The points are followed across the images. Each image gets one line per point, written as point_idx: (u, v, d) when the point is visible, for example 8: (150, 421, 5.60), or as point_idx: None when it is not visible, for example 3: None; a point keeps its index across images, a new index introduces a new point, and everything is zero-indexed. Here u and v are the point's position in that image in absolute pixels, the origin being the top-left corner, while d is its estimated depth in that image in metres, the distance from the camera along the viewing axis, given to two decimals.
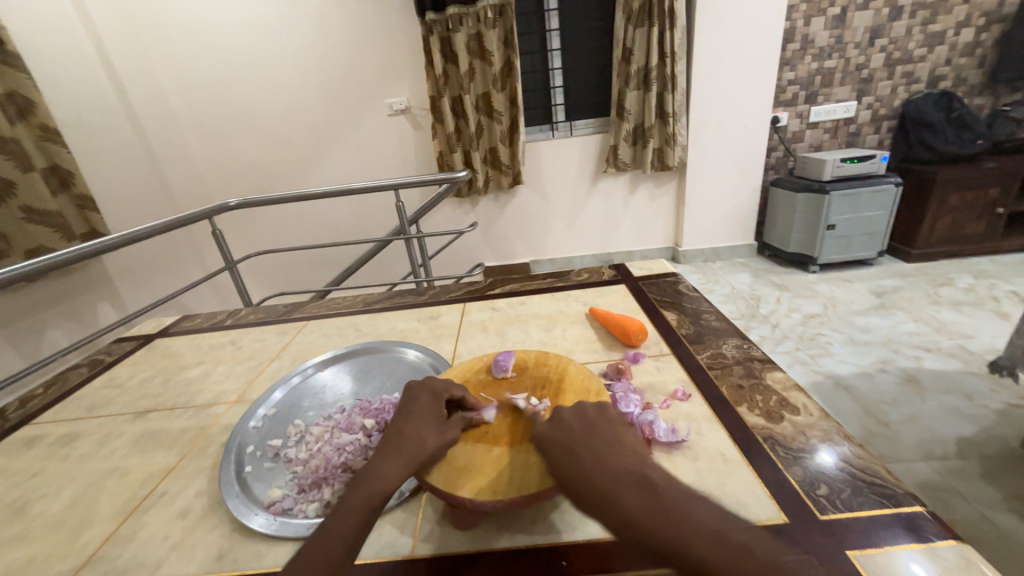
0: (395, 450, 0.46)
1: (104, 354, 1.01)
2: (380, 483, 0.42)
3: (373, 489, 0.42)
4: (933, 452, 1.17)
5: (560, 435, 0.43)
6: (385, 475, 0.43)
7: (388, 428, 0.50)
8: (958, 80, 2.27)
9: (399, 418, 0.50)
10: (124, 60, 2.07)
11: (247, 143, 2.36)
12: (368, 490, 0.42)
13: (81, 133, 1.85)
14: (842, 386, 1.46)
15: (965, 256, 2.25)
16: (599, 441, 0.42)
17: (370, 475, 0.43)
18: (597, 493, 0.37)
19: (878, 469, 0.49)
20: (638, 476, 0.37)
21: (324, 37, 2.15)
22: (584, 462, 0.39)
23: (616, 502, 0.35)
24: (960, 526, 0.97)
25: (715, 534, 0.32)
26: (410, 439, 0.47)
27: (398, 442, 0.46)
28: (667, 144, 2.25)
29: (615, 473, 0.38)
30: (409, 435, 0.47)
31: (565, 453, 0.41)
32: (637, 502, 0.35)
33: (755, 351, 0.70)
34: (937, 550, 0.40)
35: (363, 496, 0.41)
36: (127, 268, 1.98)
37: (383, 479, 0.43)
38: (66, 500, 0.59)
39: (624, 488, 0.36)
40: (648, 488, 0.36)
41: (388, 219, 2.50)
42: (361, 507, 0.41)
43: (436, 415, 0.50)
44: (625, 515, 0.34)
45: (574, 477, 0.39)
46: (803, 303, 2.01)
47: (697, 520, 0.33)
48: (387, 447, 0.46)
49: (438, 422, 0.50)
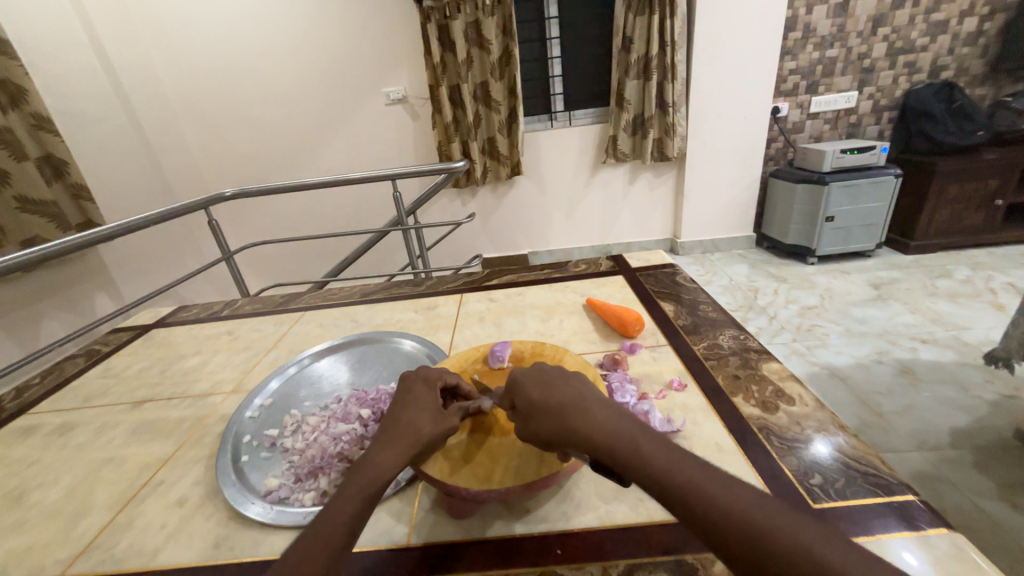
0: (391, 439, 0.45)
1: (100, 344, 1.01)
2: (378, 471, 0.42)
3: (371, 478, 0.42)
4: (927, 441, 1.18)
5: (538, 365, 0.47)
6: (381, 464, 0.43)
7: (384, 417, 0.49)
8: (961, 70, 2.25)
9: (395, 406, 0.50)
10: (117, 47, 2.04)
11: (242, 133, 2.34)
12: (365, 480, 0.42)
13: (74, 122, 1.83)
14: (838, 376, 1.47)
15: (963, 248, 2.25)
16: (573, 374, 0.46)
17: (367, 465, 0.43)
18: (566, 407, 0.41)
19: (871, 459, 0.49)
20: (606, 401, 0.42)
21: (320, 24, 2.11)
22: (556, 386, 0.43)
23: (583, 416, 0.40)
24: (951, 514, 0.99)
25: (666, 446, 0.37)
26: (405, 427, 0.47)
27: (393, 431, 0.46)
28: (667, 135, 2.23)
29: (587, 398, 0.42)
30: (405, 424, 0.47)
31: (539, 379, 0.45)
32: (604, 418, 0.40)
33: (751, 341, 0.70)
34: (929, 539, 0.40)
35: (361, 484, 0.41)
36: (124, 258, 1.97)
37: (380, 469, 0.42)
38: (63, 489, 0.59)
39: (593, 407, 0.41)
40: (614, 409, 0.41)
41: (385, 210, 2.49)
42: (358, 496, 0.41)
43: (432, 403, 0.50)
44: (589, 426, 0.39)
45: (545, 396, 0.43)
46: (800, 295, 2.01)
47: (654, 435, 0.38)
48: (383, 437, 0.46)
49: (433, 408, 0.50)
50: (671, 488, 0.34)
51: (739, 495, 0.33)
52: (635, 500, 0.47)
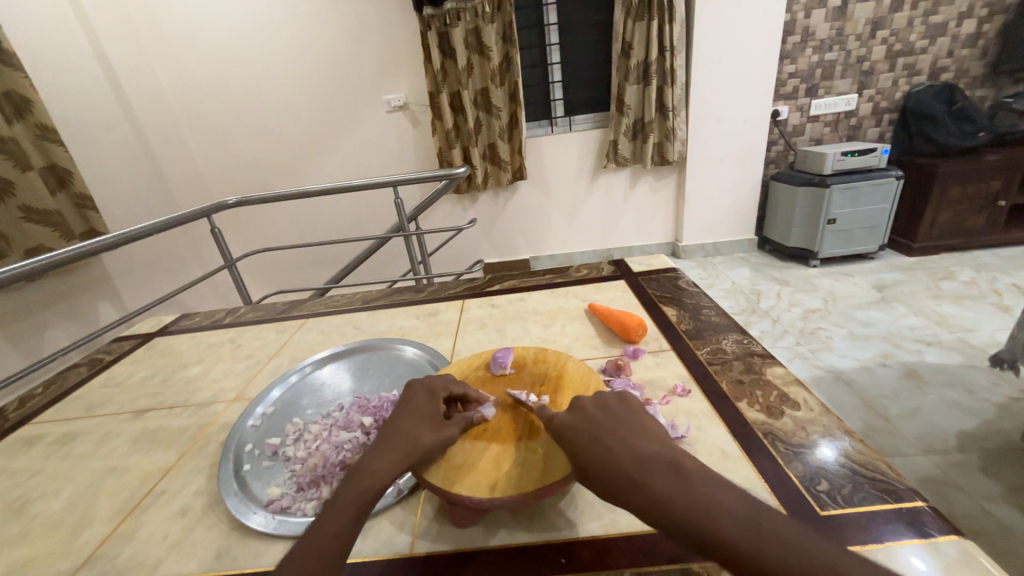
0: (389, 447, 0.45)
1: (104, 352, 1.01)
2: (372, 478, 0.42)
3: (366, 485, 0.41)
4: (934, 445, 1.17)
5: (586, 418, 0.44)
6: (377, 471, 0.43)
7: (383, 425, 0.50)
8: (960, 71, 2.25)
9: (394, 415, 0.50)
10: (122, 58, 2.06)
11: (244, 140, 2.35)
12: (360, 486, 0.41)
13: (79, 131, 1.85)
14: (843, 380, 1.46)
15: (966, 249, 2.25)
16: (625, 427, 0.42)
17: (362, 471, 0.43)
18: (627, 476, 0.37)
19: (879, 464, 0.49)
20: (670, 460, 0.37)
21: (322, 32, 2.13)
22: (610, 447, 0.39)
23: (645, 486, 0.36)
24: (960, 519, 0.97)
25: (751, 516, 0.32)
26: (403, 434, 0.46)
27: (391, 438, 0.46)
28: (667, 139, 2.24)
29: (641, 460, 0.38)
30: (404, 432, 0.47)
31: (591, 437, 0.41)
32: (670, 484, 0.35)
33: (755, 346, 0.70)
34: (939, 546, 0.40)
35: (355, 491, 0.41)
36: (127, 266, 1.97)
37: (376, 475, 0.42)
38: (66, 499, 0.59)
39: (655, 471, 0.36)
40: (681, 469, 0.36)
41: (387, 216, 2.49)
42: (353, 504, 0.40)
43: (432, 412, 0.50)
44: (655, 498, 0.34)
45: (601, 461, 0.39)
46: (804, 298, 2.01)
47: (732, 501, 0.33)
48: (381, 444, 0.46)
49: (433, 415, 0.50)
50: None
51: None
52: None
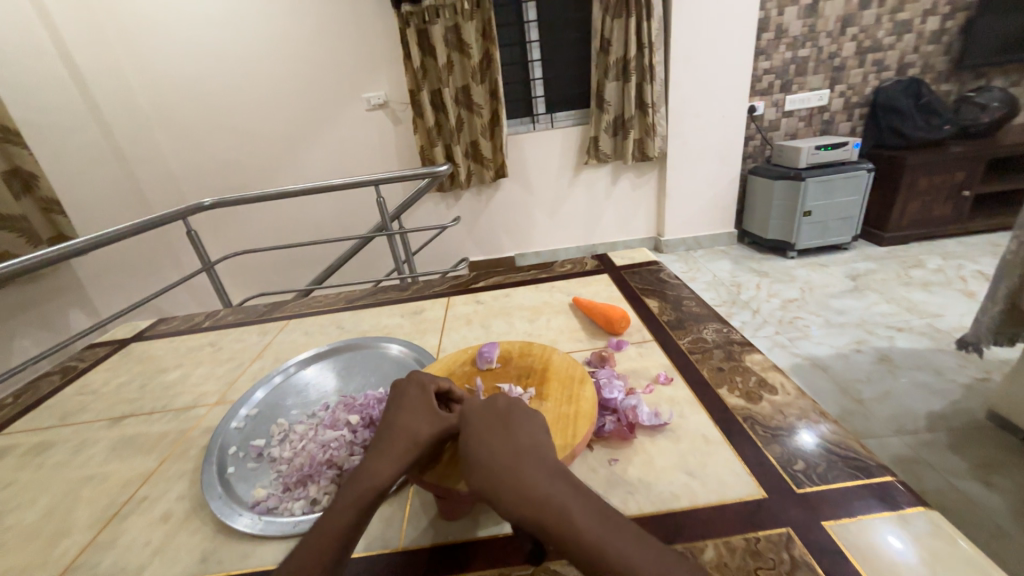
0: (387, 446, 0.45)
1: (76, 359, 0.98)
2: (373, 481, 0.42)
3: (367, 487, 0.41)
4: (905, 426, 1.22)
5: (484, 409, 0.44)
6: (377, 472, 0.42)
7: (380, 422, 0.49)
8: (926, 67, 2.33)
9: (390, 411, 0.49)
10: (87, 56, 1.99)
11: (219, 140, 2.29)
12: (361, 489, 0.41)
13: (43, 133, 1.78)
14: (819, 366, 1.50)
15: (934, 238, 2.33)
16: (517, 420, 0.42)
17: (364, 473, 0.43)
18: (504, 466, 0.37)
19: (851, 443, 0.51)
20: (545, 457, 0.38)
21: (298, 29, 2.09)
22: (497, 436, 0.40)
23: (517, 476, 0.36)
24: (932, 495, 1.02)
25: (599, 514, 0.34)
26: (401, 431, 0.46)
27: (389, 436, 0.46)
28: (647, 135, 2.27)
29: (524, 450, 0.39)
30: (400, 428, 0.46)
31: (481, 429, 0.41)
32: (541, 478, 0.36)
33: (734, 334, 0.72)
34: (908, 518, 0.42)
35: (356, 493, 0.41)
36: (99, 271, 1.91)
37: (376, 475, 0.42)
38: (41, 510, 0.57)
39: (531, 465, 0.37)
40: (551, 465, 0.38)
41: (369, 215, 2.47)
42: (354, 505, 0.40)
43: (427, 405, 0.49)
44: (524, 488, 0.35)
45: (482, 448, 0.39)
46: (782, 288, 2.06)
47: (589, 501, 0.35)
48: (380, 444, 0.46)
49: (429, 413, 0.49)
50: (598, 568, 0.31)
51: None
52: (625, 493, 0.48)
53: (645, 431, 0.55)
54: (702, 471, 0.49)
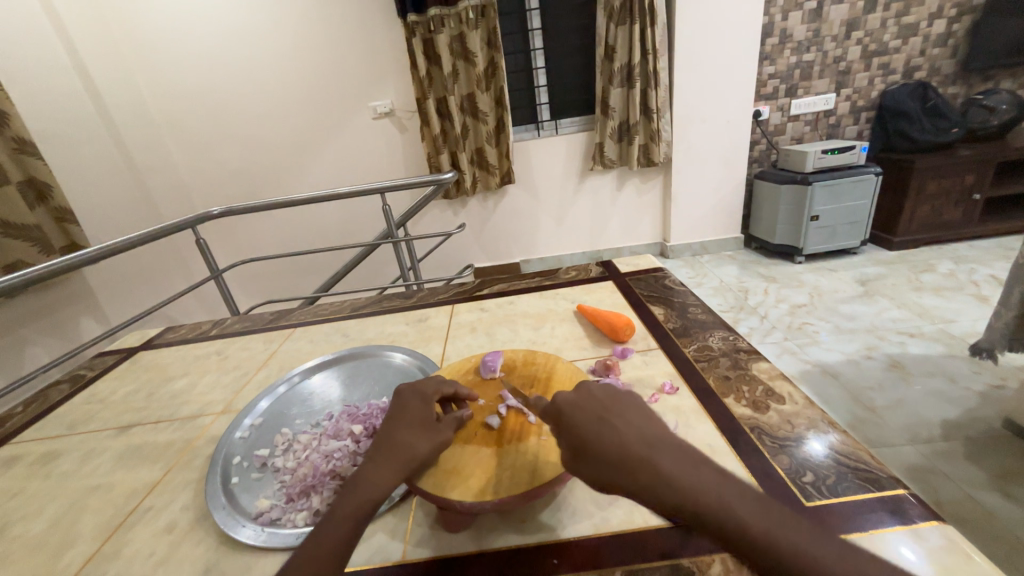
0: (386, 457, 0.45)
1: (85, 368, 0.99)
2: (371, 491, 0.42)
3: (365, 497, 0.41)
4: (919, 435, 1.19)
5: (589, 402, 0.42)
6: (377, 482, 0.42)
7: (378, 432, 0.49)
8: (933, 70, 2.31)
9: (387, 423, 0.49)
10: (101, 68, 2.04)
11: (228, 148, 2.32)
12: (359, 498, 0.41)
13: (57, 145, 1.82)
14: (829, 373, 1.48)
15: (945, 242, 2.30)
16: (627, 412, 0.41)
17: (362, 482, 0.43)
18: (641, 454, 0.36)
19: (863, 454, 0.50)
20: (676, 444, 0.37)
21: (304, 39, 2.12)
22: (614, 428, 0.39)
23: (657, 467, 0.35)
24: (945, 505, 1.00)
25: (756, 500, 0.33)
26: (399, 443, 0.46)
27: (388, 448, 0.46)
28: (652, 140, 2.26)
29: (649, 438, 0.38)
30: (399, 439, 0.46)
31: (595, 419, 0.40)
32: (681, 465, 0.35)
33: (741, 341, 0.71)
34: (922, 533, 0.40)
35: (354, 504, 0.41)
36: (109, 279, 1.94)
37: (375, 486, 0.42)
38: (47, 520, 0.57)
39: (665, 454, 0.36)
40: (686, 453, 0.36)
41: (375, 223, 2.48)
42: (352, 517, 0.40)
43: (425, 418, 0.49)
44: (669, 479, 0.34)
45: (606, 442, 0.38)
46: (790, 294, 2.04)
47: (740, 487, 0.34)
48: (377, 454, 0.45)
49: (430, 426, 0.49)
50: (770, 560, 0.30)
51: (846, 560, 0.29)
52: (631, 505, 0.47)
53: None
54: None
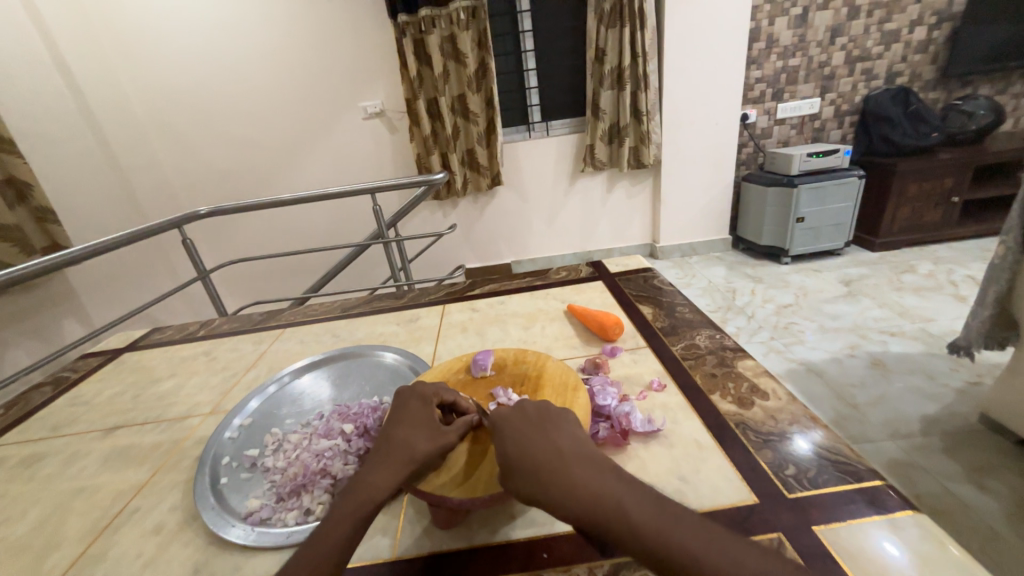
0: (388, 460, 0.45)
1: (69, 370, 0.97)
2: (370, 492, 0.42)
3: (364, 499, 0.42)
4: (900, 430, 1.22)
5: (517, 417, 0.45)
6: (375, 484, 0.43)
7: (379, 434, 0.49)
8: (914, 76, 2.38)
9: (390, 426, 0.49)
10: (84, 65, 2.00)
11: (215, 147, 2.29)
12: (359, 500, 0.42)
13: (38, 143, 1.78)
14: (814, 371, 1.51)
15: (926, 243, 2.36)
16: (552, 425, 0.43)
17: (364, 485, 0.43)
18: (551, 465, 0.38)
19: (842, 448, 0.51)
20: (588, 456, 0.40)
21: (295, 39, 2.11)
22: (533, 441, 0.41)
23: (564, 476, 0.37)
24: (924, 498, 1.02)
25: (655, 505, 0.35)
26: (401, 447, 0.46)
27: (390, 451, 0.46)
28: (642, 143, 2.29)
29: (563, 449, 0.40)
30: (400, 443, 0.47)
31: (520, 431, 0.43)
32: (589, 476, 0.37)
33: (727, 340, 0.73)
34: (898, 522, 0.42)
35: (353, 505, 0.41)
36: (92, 280, 1.90)
37: (373, 488, 0.42)
38: (30, 523, 0.57)
39: (575, 465, 0.38)
40: (597, 464, 0.39)
41: (366, 223, 2.47)
42: (351, 518, 0.40)
43: (427, 421, 0.49)
44: (573, 488, 0.36)
45: (522, 453, 0.40)
46: (777, 294, 2.07)
47: (641, 495, 0.36)
48: (379, 457, 0.46)
49: (429, 427, 0.49)
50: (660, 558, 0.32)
51: (730, 555, 0.31)
52: None
53: (639, 437, 0.55)
54: (695, 478, 0.49)
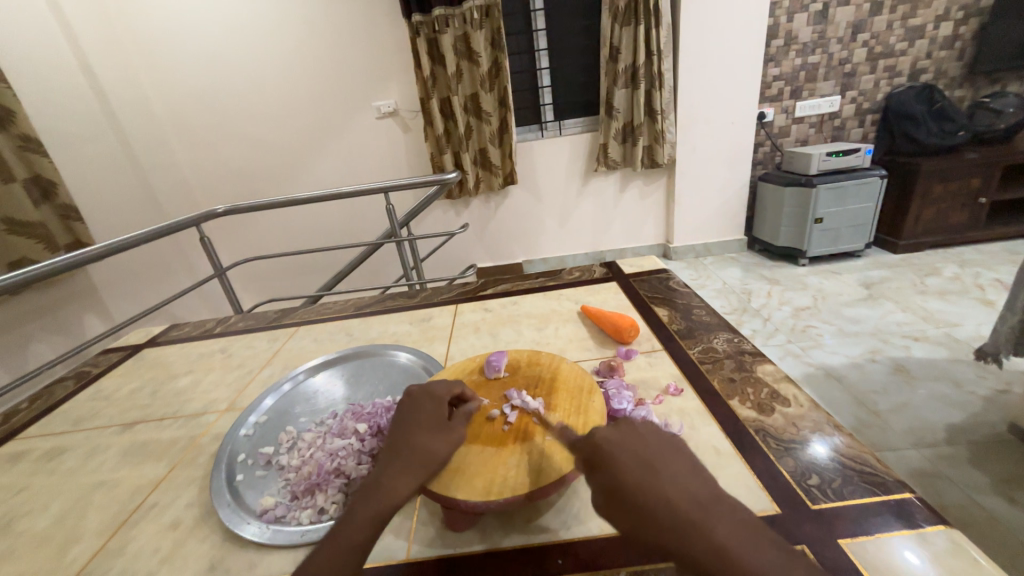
0: (406, 462, 0.45)
1: (91, 365, 0.99)
2: (392, 496, 0.41)
3: (385, 502, 0.41)
4: (923, 439, 1.19)
5: (634, 446, 0.38)
6: (396, 488, 0.42)
7: (392, 435, 0.49)
8: (939, 72, 2.31)
9: (405, 427, 0.49)
10: (106, 67, 2.05)
11: (232, 147, 2.33)
12: (380, 503, 0.41)
13: (64, 143, 1.83)
14: (833, 376, 1.48)
15: (950, 246, 2.29)
16: (676, 462, 0.36)
17: (382, 487, 0.42)
18: (691, 519, 0.31)
19: (868, 457, 0.49)
20: (733, 510, 0.32)
21: (310, 40, 2.13)
22: (659, 482, 0.34)
23: (712, 534, 0.30)
24: (949, 510, 0.99)
25: None
26: (419, 449, 0.46)
27: (407, 453, 0.45)
28: (656, 142, 2.26)
29: (700, 497, 0.33)
30: (418, 445, 0.46)
31: (639, 464, 0.36)
32: (742, 538, 0.30)
33: (746, 344, 0.71)
34: (927, 536, 0.40)
35: (374, 508, 0.40)
36: (113, 276, 1.95)
37: (393, 491, 0.42)
38: (52, 516, 0.58)
39: (719, 520, 0.31)
40: (744, 521, 0.32)
41: (379, 222, 2.49)
42: (372, 521, 0.40)
43: (440, 424, 0.49)
44: (727, 551, 0.29)
45: (650, 496, 0.34)
46: (794, 296, 2.03)
47: (809, 569, 0.29)
48: (396, 458, 0.45)
49: (445, 431, 0.49)
50: None
51: None
52: None
53: None
54: None
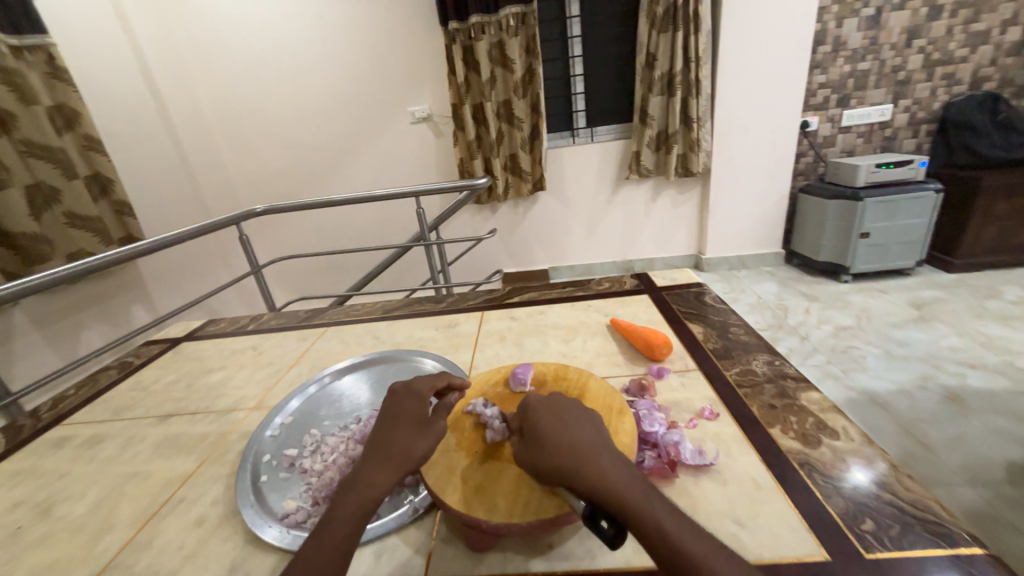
0: (382, 456, 0.45)
1: (132, 356, 1.04)
2: (369, 492, 0.42)
3: (364, 498, 0.42)
4: (982, 477, 1.09)
5: (556, 404, 0.47)
6: (373, 483, 0.42)
7: (374, 432, 0.48)
8: (1004, 80, 2.15)
9: (384, 422, 0.49)
10: (162, 72, 2.17)
11: (273, 149, 2.42)
12: (359, 499, 0.41)
13: (122, 142, 1.95)
14: (878, 402, 1.38)
15: (1012, 266, 2.12)
16: (583, 419, 0.45)
17: (359, 485, 0.43)
18: (582, 452, 0.41)
19: (929, 503, 0.45)
20: (617, 454, 0.42)
21: (349, 46, 2.19)
22: (565, 428, 0.43)
23: (596, 464, 0.39)
24: (1014, 560, 0.90)
25: (673, 512, 0.37)
26: (397, 445, 0.46)
27: (384, 447, 0.45)
28: (691, 150, 2.19)
29: (595, 441, 0.42)
30: (395, 440, 0.46)
31: (558, 416, 0.45)
32: (617, 469, 0.39)
33: (787, 368, 0.67)
34: None
35: (354, 505, 0.41)
36: (160, 270, 2.05)
37: (372, 488, 0.42)
38: (87, 504, 0.60)
39: (605, 456, 0.40)
40: (623, 461, 0.41)
41: (409, 224, 2.53)
42: (352, 518, 0.40)
43: (421, 418, 0.49)
44: (601, 474, 0.38)
45: (555, 435, 0.43)
46: (835, 315, 1.92)
47: (658, 497, 0.38)
48: (374, 455, 0.45)
49: (424, 425, 0.48)
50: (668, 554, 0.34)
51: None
52: None
53: (688, 470, 0.51)
54: (753, 523, 0.44)
